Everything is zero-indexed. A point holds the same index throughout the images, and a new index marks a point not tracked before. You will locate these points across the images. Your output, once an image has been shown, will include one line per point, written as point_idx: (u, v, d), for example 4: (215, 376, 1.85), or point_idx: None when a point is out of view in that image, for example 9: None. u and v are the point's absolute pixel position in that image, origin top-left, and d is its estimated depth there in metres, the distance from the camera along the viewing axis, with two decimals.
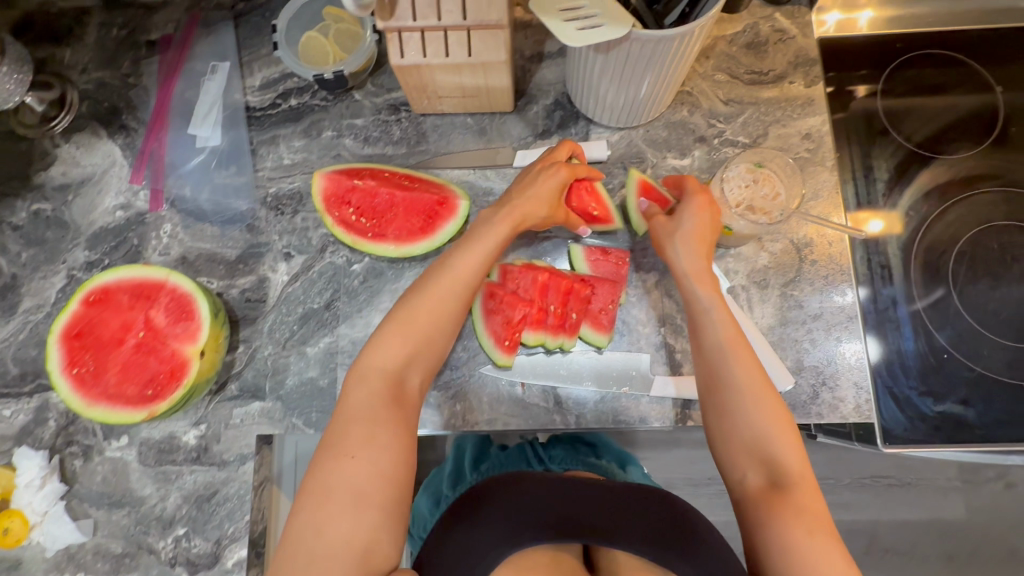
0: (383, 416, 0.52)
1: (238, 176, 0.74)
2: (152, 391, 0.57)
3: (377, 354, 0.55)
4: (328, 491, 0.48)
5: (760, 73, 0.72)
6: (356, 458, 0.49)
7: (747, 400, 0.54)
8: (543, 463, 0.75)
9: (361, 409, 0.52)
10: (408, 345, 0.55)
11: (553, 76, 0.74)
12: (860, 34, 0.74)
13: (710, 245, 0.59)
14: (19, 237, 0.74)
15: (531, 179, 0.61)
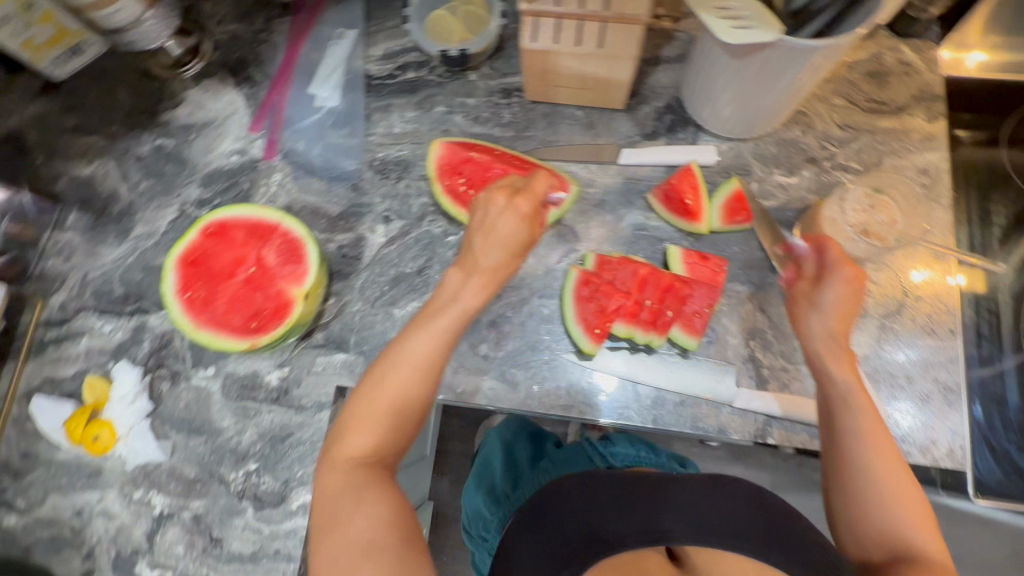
0: (366, 458, 0.52)
1: (350, 138, 0.77)
2: (256, 324, 0.60)
3: (346, 447, 0.52)
4: (328, 566, 0.48)
5: (880, 102, 0.71)
6: (357, 458, 0.52)
7: (876, 498, 0.53)
8: (605, 458, 0.80)
9: (334, 498, 0.51)
10: (369, 431, 0.52)
11: (667, 80, 0.75)
12: (969, 76, 0.73)
13: (851, 327, 0.57)
14: (140, 168, 0.78)
15: (492, 217, 0.55)
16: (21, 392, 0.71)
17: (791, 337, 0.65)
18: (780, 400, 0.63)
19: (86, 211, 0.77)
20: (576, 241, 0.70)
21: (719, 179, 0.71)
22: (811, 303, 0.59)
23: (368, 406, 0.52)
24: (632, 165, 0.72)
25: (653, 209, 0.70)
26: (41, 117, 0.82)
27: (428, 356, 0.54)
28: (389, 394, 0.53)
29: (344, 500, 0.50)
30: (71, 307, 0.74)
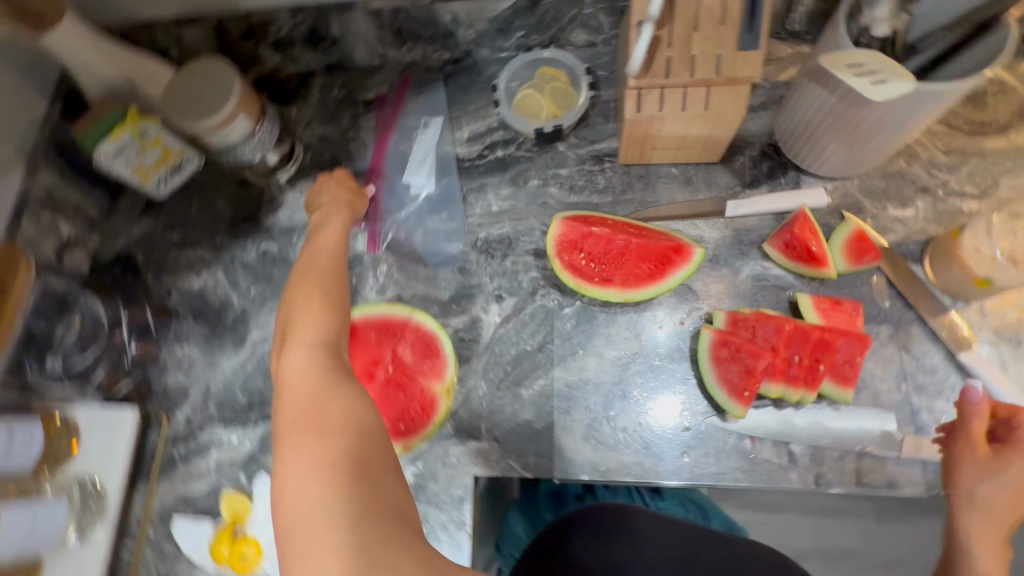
0: (323, 356, 0.52)
1: (449, 221, 0.78)
2: (405, 424, 0.68)
3: (289, 361, 0.52)
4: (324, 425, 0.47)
5: (982, 123, 0.71)
6: (297, 362, 0.52)
7: None
8: None
9: (299, 407, 0.49)
10: (312, 349, 0.52)
11: (758, 128, 0.75)
12: None
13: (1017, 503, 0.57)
14: (248, 274, 0.80)
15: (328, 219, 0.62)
16: (157, 513, 0.71)
17: (944, 375, 0.63)
18: (951, 446, 0.59)
19: (201, 323, 0.79)
20: (697, 299, 0.69)
21: (832, 219, 0.70)
22: (988, 473, 0.57)
23: (296, 328, 0.54)
24: (739, 216, 0.71)
25: (770, 258, 0.69)
26: (146, 235, 0.84)
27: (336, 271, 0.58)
28: (313, 332, 0.53)
29: (305, 412, 0.48)
30: (196, 421, 0.74)
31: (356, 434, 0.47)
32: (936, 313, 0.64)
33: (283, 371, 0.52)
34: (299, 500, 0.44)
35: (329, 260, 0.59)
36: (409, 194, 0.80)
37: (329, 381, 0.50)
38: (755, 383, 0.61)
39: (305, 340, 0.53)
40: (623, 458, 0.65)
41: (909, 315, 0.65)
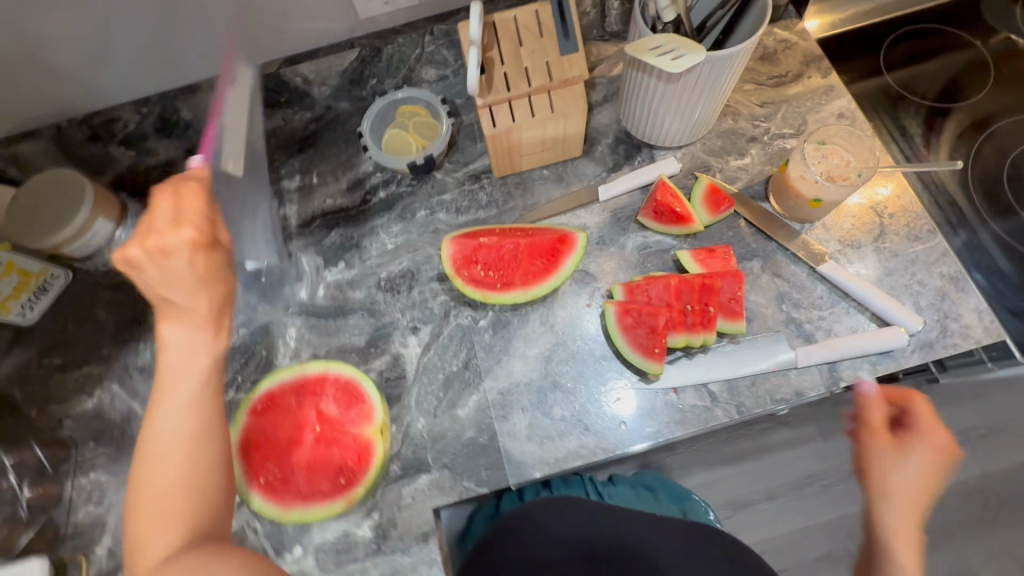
0: (183, 489, 0.46)
1: (348, 269, 0.79)
2: (345, 478, 0.58)
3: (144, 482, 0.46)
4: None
5: (780, 75, 0.84)
6: (155, 477, 0.46)
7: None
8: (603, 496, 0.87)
9: (158, 564, 0.44)
10: (178, 484, 0.46)
11: (607, 120, 0.83)
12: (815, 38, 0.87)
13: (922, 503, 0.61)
14: (148, 377, 0.76)
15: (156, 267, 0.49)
16: None
17: (812, 288, 0.71)
18: (835, 343, 0.67)
19: (105, 443, 0.73)
20: (595, 280, 0.74)
21: (688, 181, 0.79)
22: (897, 464, 0.61)
23: (156, 452, 0.46)
24: (612, 197, 0.78)
25: (647, 227, 0.76)
26: (20, 369, 0.77)
27: (213, 380, 0.49)
28: (160, 470, 0.46)
29: None
30: (122, 549, 0.68)
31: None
32: (790, 238, 0.73)
33: (137, 496, 0.46)
34: None
35: (194, 353, 0.49)
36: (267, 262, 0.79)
37: (195, 498, 0.46)
38: (661, 339, 0.65)
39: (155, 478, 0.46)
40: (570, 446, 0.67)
41: (771, 246, 0.74)
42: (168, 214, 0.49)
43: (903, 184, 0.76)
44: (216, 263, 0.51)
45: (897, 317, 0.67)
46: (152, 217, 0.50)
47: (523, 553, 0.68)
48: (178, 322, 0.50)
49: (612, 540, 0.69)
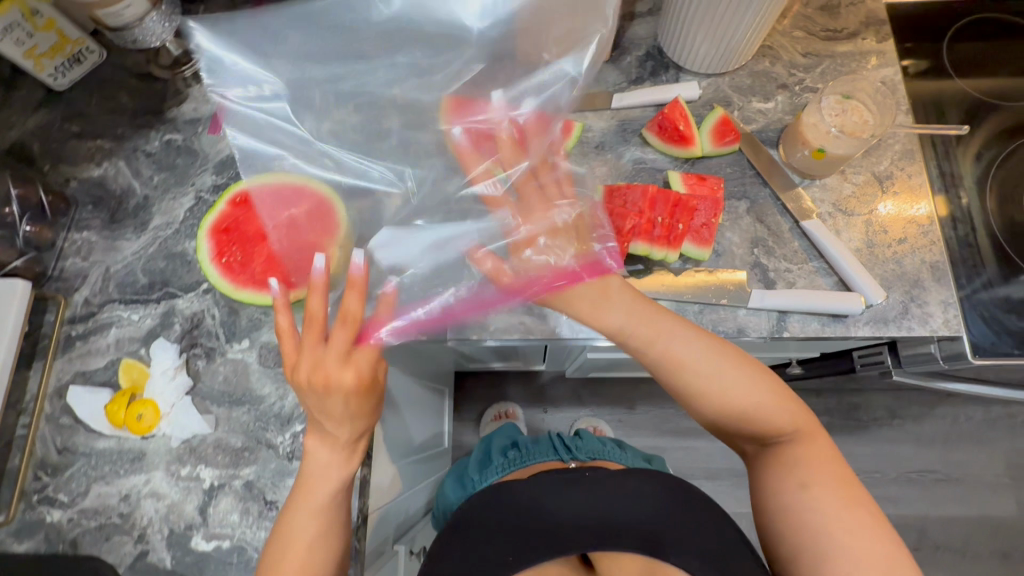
0: (328, 519, 0.62)
1: None
2: (296, 277, 0.68)
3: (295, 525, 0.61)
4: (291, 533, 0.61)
5: (834, 30, 0.80)
6: (299, 528, 0.61)
7: (799, 486, 0.61)
8: (571, 451, 0.79)
9: (302, 532, 0.61)
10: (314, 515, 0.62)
11: (644, 32, 0.81)
12: None
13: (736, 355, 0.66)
14: (151, 163, 0.80)
15: (336, 402, 0.62)
16: (52, 389, 0.71)
17: (790, 241, 0.71)
18: (791, 294, 0.67)
19: (101, 210, 0.79)
20: (582, 180, 0.75)
21: (703, 111, 0.78)
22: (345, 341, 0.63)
23: (298, 525, 0.61)
24: (624, 108, 0.78)
25: (649, 143, 0.76)
26: (42, 126, 0.82)
27: (315, 517, 0.62)
28: (331, 479, 0.63)
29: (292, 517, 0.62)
30: (96, 302, 0.74)
31: (311, 528, 0.62)
32: (785, 187, 0.73)
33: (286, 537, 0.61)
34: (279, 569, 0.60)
35: (330, 473, 0.63)
36: None
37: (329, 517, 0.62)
38: (623, 243, 0.68)
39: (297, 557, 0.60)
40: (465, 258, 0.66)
41: (764, 192, 0.73)
42: (341, 348, 0.63)
43: (917, 167, 0.73)
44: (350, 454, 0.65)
45: (861, 285, 0.67)
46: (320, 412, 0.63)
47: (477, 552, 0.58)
48: (323, 439, 0.64)
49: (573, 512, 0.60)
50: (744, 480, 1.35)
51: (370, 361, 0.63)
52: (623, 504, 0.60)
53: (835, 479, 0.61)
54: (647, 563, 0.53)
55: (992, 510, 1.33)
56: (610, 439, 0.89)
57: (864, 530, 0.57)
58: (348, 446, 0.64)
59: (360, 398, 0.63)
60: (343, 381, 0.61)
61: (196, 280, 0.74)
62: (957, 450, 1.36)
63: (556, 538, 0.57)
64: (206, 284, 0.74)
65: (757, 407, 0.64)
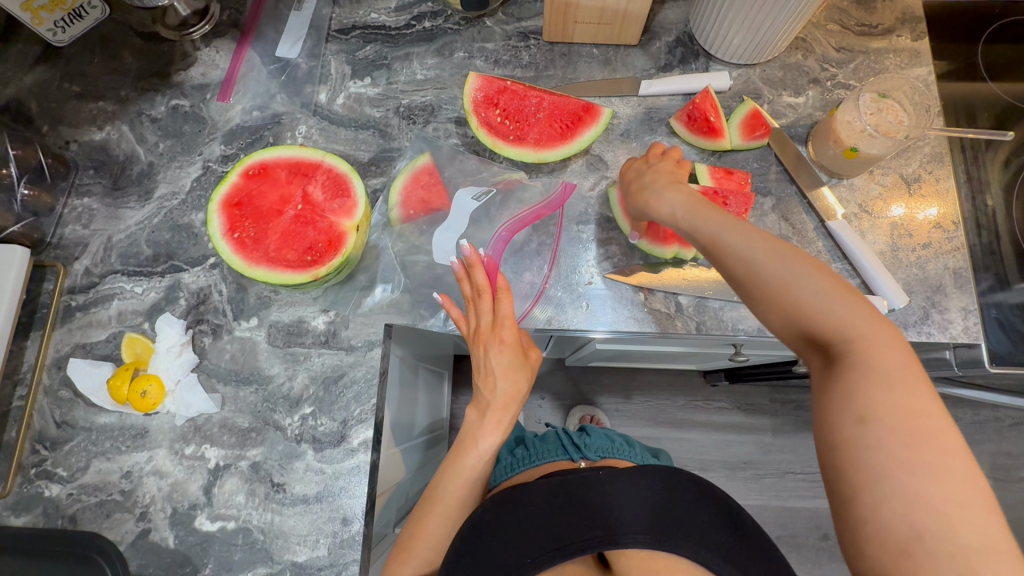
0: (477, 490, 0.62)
1: (373, 86, 0.78)
2: (312, 257, 0.64)
3: (455, 479, 0.60)
4: (439, 498, 0.60)
5: (870, 26, 0.78)
6: (457, 488, 0.60)
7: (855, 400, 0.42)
8: (579, 450, 0.77)
9: (452, 498, 0.60)
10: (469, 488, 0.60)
11: (676, 17, 0.79)
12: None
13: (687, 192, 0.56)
14: (156, 129, 0.77)
15: (490, 369, 0.60)
16: (51, 361, 0.69)
17: (814, 240, 0.70)
18: None
19: (103, 175, 0.75)
20: (606, 168, 0.73)
21: (732, 103, 0.76)
22: (478, 309, 0.62)
23: (445, 494, 0.60)
24: (652, 95, 0.75)
25: (675, 133, 0.74)
26: (40, 84, 0.78)
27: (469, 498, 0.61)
28: (488, 452, 0.60)
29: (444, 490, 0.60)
30: (97, 272, 0.72)
31: (463, 496, 0.60)
32: (812, 185, 0.71)
33: (443, 495, 0.60)
34: (432, 530, 0.59)
35: (486, 441, 0.60)
36: (274, 57, 0.79)
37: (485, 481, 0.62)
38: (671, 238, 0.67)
39: (425, 546, 0.59)
40: (490, 211, 0.73)
41: (790, 190, 0.72)
42: (490, 313, 0.61)
43: (945, 171, 0.73)
44: (502, 424, 0.61)
45: (885, 289, 0.66)
46: (482, 381, 0.61)
47: (485, 547, 0.53)
48: (477, 405, 0.62)
49: (587, 511, 0.53)
50: (737, 473, 1.35)
51: (511, 313, 0.61)
52: (624, 489, 0.54)
53: (911, 411, 0.40)
54: (651, 558, 0.50)
55: None
56: (619, 436, 0.87)
57: (943, 473, 0.38)
58: (499, 422, 0.61)
59: (514, 353, 0.61)
60: (507, 337, 0.61)
61: (202, 255, 0.72)
62: None
63: (562, 535, 0.52)
64: (213, 259, 0.71)
65: (791, 291, 0.46)
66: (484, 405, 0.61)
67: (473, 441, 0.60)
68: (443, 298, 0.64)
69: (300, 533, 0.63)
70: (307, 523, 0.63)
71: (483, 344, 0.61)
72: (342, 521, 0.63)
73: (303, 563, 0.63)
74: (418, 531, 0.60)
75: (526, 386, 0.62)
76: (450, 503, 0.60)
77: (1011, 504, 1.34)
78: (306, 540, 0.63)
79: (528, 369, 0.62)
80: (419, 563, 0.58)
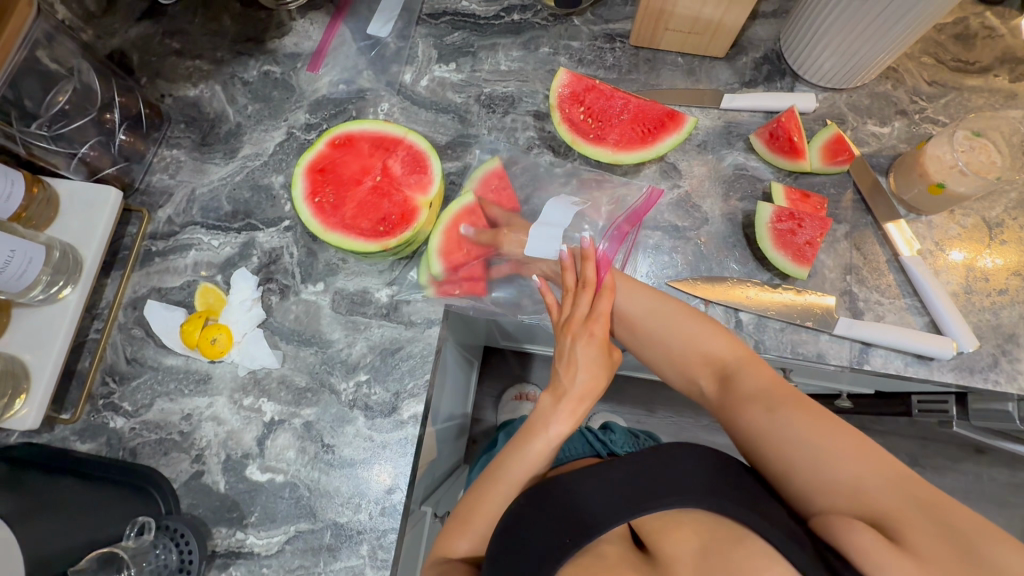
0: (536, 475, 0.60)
1: (457, 72, 0.79)
2: (384, 228, 0.65)
3: (516, 464, 0.60)
4: (500, 479, 0.60)
5: (966, 62, 0.76)
6: (517, 472, 0.60)
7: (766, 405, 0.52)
8: (606, 445, 0.78)
9: (512, 479, 0.60)
10: (530, 472, 0.60)
11: (765, 34, 0.78)
12: None
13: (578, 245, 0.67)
14: (247, 92, 0.80)
15: (577, 360, 0.61)
16: (127, 300, 0.72)
17: (885, 272, 0.69)
18: (880, 327, 0.65)
19: (192, 130, 0.79)
20: (679, 177, 0.74)
21: (814, 126, 0.75)
22: (575, 298, 0.63)
23: (505, 473, 0.60)
24: (733, 110, 0.75)
25: (754, 149, 0.74)
26: (144, 38, 0.82)
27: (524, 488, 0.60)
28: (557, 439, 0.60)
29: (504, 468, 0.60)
30: (178, 222, 0.75)
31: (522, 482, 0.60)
32: (888, 217, 0.70)
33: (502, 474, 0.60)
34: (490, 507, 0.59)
35: (557, 429, 0.61)
36: (365, 34, 0.81)
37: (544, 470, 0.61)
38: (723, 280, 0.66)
39: (482, 521, 0.59)
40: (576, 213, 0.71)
41: (866, 220, 0.71)
42: (586, 306, 0.62)
43: None
44: (575, 416, 0.61)
45: (954, 330, 0.65)
46: (564, 368, 0.62)
47: (529, 526, 0.52)
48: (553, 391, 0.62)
49: (628, 482, 0.51)
50: None
51: (607, 312, 0.61)
52: (673, 461, 0.52)
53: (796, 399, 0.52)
54: (707, 525, 0.46)
55: None
56: (639, 431, 0.88)
57: (834, 428, 0.49)
58: (572, 412, 0.61)
59: (600, 348, 0.62)
60: (598, 332, 0.61)
61: (278, 216, 0.74)
62: (973, 506, 1.31)
63: (605, 505, 0.50)
64: (288, 222, 0.74)
65: (697, 335, 0.59)
66: (561, 393, 0.62)
67: (543, 426, 0.61)
68: (541, 282, 0.65)
69: (344, 495, 0.65)
70: (352, 486, 0.65)
71: (572, 333, 0.62)
72: (385, 489, 0.65)
73: (344, 525, 0.64)
74: (476, 505, 0.60)
75: (603, 385, 0.62)
76: (508, 485, 0.59)
77: None
78: (349, 503, 0.65)
79: (609, 368, 0.62)
80: (473, 537, 0.59)
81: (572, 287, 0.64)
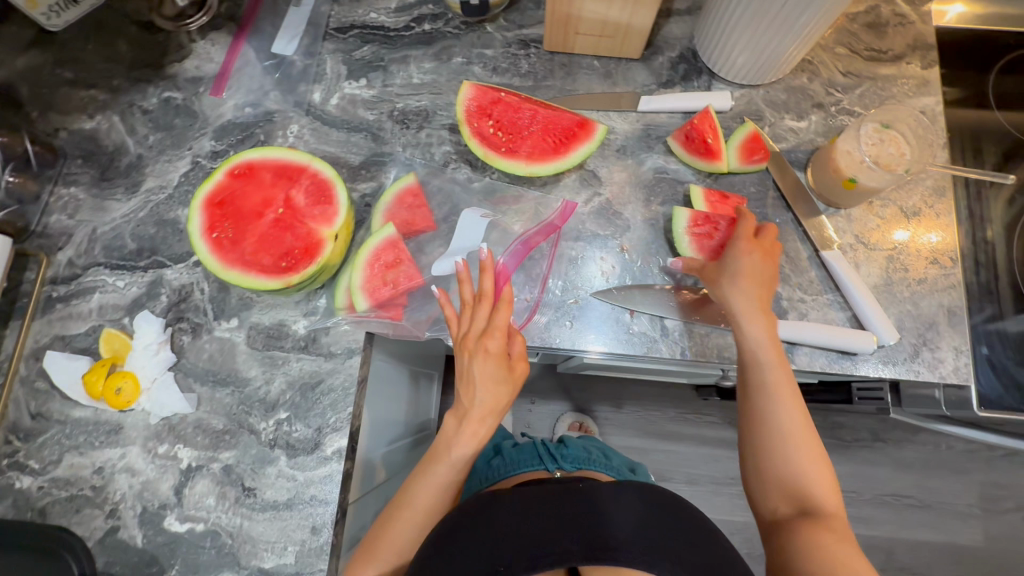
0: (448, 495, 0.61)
1: (368, 88, 0.76)
2: (287, 263, 0.62)
3: (422, 487, 0.60)
4: (409, 503, 0.60)
5: (879, 51, 0.76)
6: (428, 498, 0.60)
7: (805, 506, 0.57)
8: (555, 461, 0.77)
9: (423, 505, 0.60)
10: (442, 494, 0.61)
11: (680, 32, 0.77)
12: (946, 26, 0.78)
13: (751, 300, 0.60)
14: (147, 121, 0.76)
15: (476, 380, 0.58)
16: (29, 351, 0.68)
17: (806, 269, 0.69)
18: (804, 326, 0.65)
19: (91, 165, 0.74)
20: (599, 184, 0.72)
21: (732, 124, 0.74)
22: (472, 312, 0.60)
23: (411, 497, 0.60)
24: (651, 112, 0.74)
25: (672, 152, 0.73)
26: (33, 69, 0.77)
27: (433, 511, 0.60)
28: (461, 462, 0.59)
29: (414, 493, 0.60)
30: (80, 264, 0.71)
31: (431, 504, 0.60)
32: (807, 214, 0.70)
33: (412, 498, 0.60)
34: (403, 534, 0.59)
35: (459, 451, 0.59)
36: (270, 53, 0.78)
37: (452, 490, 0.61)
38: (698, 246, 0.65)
39: (388, 549, 0.59)
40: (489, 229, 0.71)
41: (786, 217, 0.71)
42: (482, 321, 0.59)
43: (946, 205, 0.71)
44: (478, 437, 0.59)
45: (875, 324, 0.65)
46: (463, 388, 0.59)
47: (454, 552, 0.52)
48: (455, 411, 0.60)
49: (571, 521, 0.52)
50: (723, 489, 1.34)
51: (504, 327, 0.59)
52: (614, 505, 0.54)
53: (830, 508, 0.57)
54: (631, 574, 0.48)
55: (960, 538, 1.30)
56: (597, 445, 0.87)
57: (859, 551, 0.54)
58: (475, 433, 0.59)
59: (497, 364, 0.58)
60: (496, 348, 0.58)
61: (186, 251, 0.71)
62: (934, 478, 1.32)
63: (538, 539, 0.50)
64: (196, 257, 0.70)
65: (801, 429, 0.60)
66: (462, 413, 0.59)
67: (446, 448, 0.59)
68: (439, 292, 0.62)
69: (269, 539, 0.63)
70: (276, 529, 0.63)
71: (468, 350, 0.58)
72: (311, 530, 0.63)
73: (270, 570, 0.62)
74: (385, 531, 0.60)
75: (506, 400, 0.59)
76: (417, 510, 0.60)
77: (996, 535, 1.30)
78: (274, 547, 0.62)
79: (512, 383, 0.59)
80: (381, 566, 0.59)
81: (469, 301, 0.61)
